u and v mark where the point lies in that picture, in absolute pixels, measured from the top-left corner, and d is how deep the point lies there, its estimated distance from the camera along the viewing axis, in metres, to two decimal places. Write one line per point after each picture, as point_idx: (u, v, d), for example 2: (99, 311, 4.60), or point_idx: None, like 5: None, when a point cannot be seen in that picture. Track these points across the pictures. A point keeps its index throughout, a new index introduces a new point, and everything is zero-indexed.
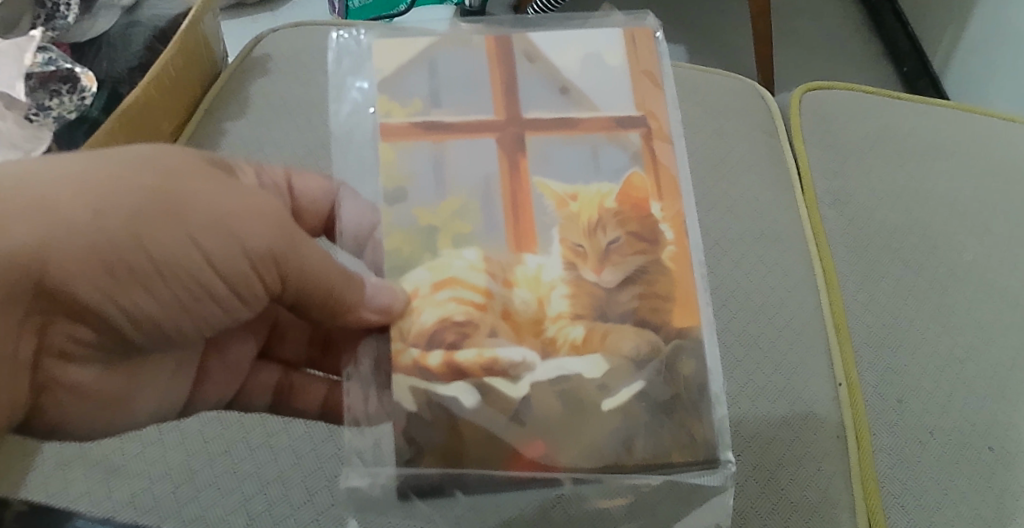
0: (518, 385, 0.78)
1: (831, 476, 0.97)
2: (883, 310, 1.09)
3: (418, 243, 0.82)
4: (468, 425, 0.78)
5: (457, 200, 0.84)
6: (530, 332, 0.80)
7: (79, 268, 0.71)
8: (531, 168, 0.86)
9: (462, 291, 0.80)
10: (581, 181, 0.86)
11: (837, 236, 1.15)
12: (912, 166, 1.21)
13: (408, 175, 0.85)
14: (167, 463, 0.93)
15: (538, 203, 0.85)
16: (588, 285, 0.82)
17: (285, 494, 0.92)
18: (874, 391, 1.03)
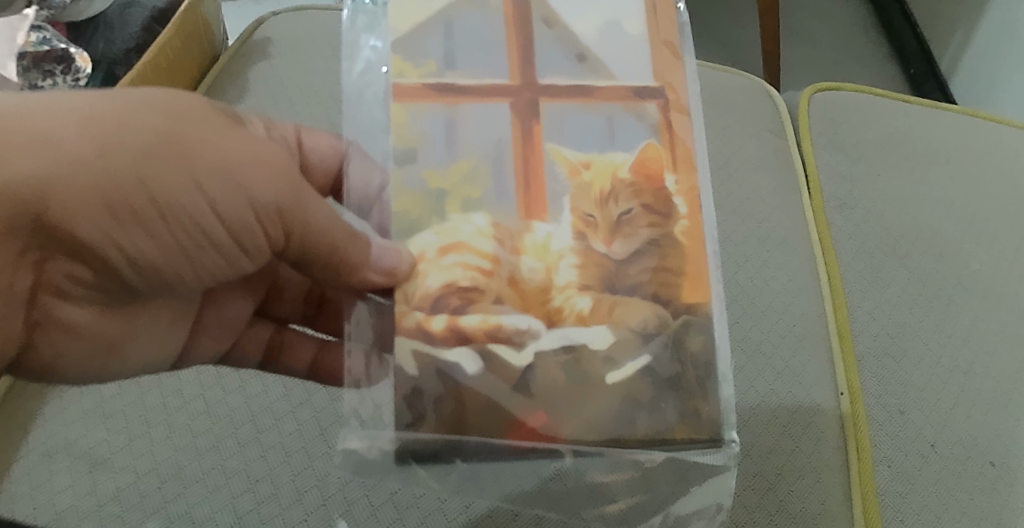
0: (522, 353, 0.78)
1: (830, 487, 0.96)
2: (887, 319, 1.08)
3: (427, 206, 0.81)
4: (471, 391, 0.78)
5: (468, 163, 0.83)
6: (536, 302, 0.79)
7: (80, 204, 0.70)
8: (545, 135, 0.85)
9: (469, 256, 0.79)
10: (595, 151, 0.85)
11: (842, 242, 1.15)
12: (920, 174, 1.20)
13: (420, 136, 0.84)
14: (153, 458, 0.88)
15: (551, 171, 0.83)
16: (597, 256, 0.81)
17: (274, 492, 0.88)
18: (875, 401, 1.02)
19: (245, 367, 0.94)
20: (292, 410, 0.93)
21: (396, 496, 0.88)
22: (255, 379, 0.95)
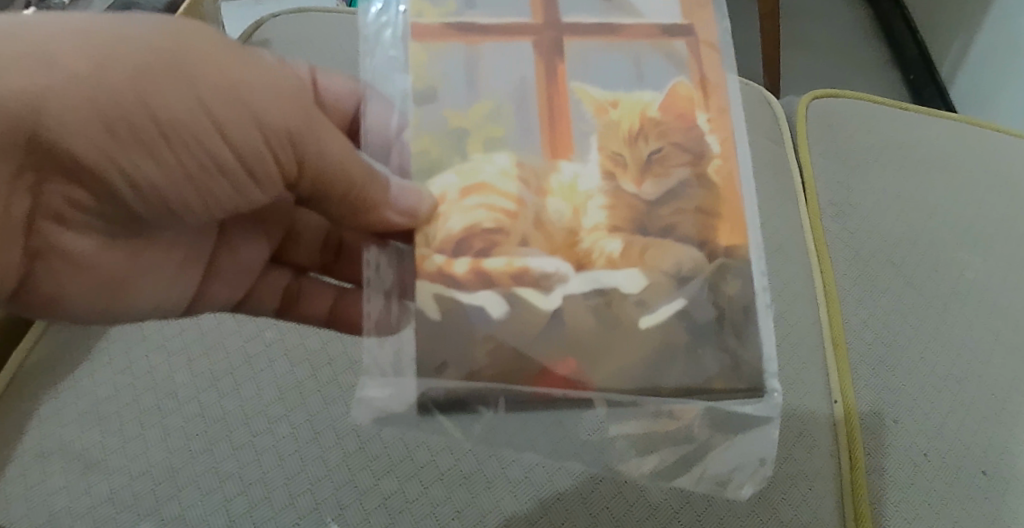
0: (548, 298, 0.82)
1: (822, 494, 0.96)
2: (882, 329, 1.09)
3: (447, 146, 0.86)
4: (496, 332, 0.82)
5: (489, 104, 0.88)
6: (562, 245, 0.83)
7: (79, 122, 0.71)
8: (570, 76, 0.90)
9: (493, 198, 0.83)
10: (623, 91, 0.90)
11: (837, 250, 1.16)
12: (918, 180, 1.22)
13: (439, 76, 0.88)
14: (147, 460, 0.88)
15: (578, 110, 0.89)
16: (627, 197, 0.85)
17: (267, 496, 0.87)
18: (869, 409, 1.02)
19: (262, 314, 0.97)
20: (286, 414, 0.92)
21: (389, 501, 0.88)
22: (250, 381, 0.94)
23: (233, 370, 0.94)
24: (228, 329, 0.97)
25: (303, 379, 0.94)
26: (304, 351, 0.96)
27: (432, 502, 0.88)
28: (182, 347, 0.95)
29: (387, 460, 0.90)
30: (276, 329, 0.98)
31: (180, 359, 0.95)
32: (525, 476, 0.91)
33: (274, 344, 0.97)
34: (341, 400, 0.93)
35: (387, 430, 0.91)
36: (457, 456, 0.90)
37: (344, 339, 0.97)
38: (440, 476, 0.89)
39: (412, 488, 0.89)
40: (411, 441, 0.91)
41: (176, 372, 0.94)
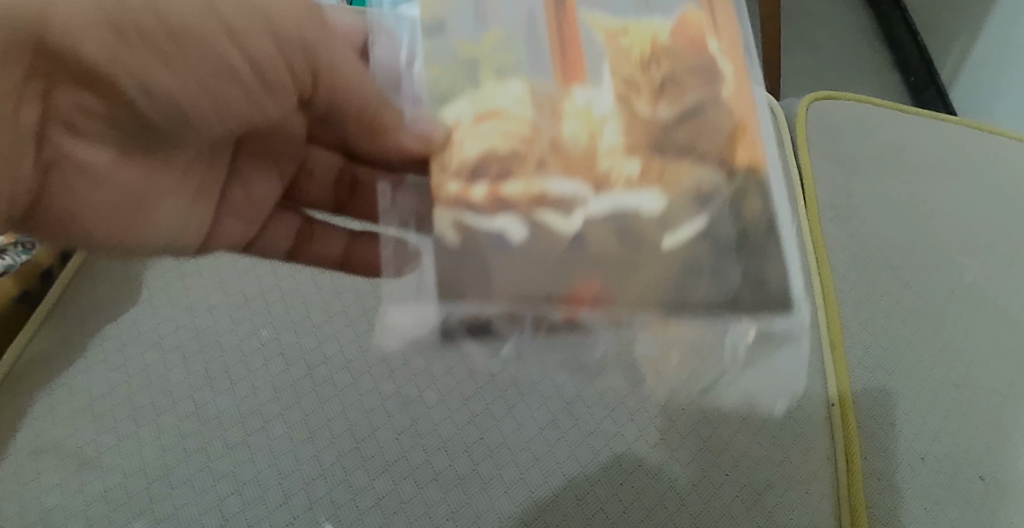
0: (570, 220, 0.85)
1: (819, 498, 0.94)
2: (879, 333, 1.09)
3: (460, 75, 0.87)
4: (519, 250, 0.85)
5: (499, 33, 0.89)
6: (579, 166, 0.86)
7: (87, 27, 0.75)
8: (578, 3, 0.92)
9: (507, 124, 0.86)
10: (631, 18, 0.91)
11: (834, 254, 1.17)
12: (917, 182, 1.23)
13: (446, 8, 0.89)
14: (141, 459, 0.87)
15: (586, 36, 0.90)
16: (643, 117, 0.87)
17: (261, 495, 0.86)
18: (866, 413, 1.02)
19: (273, 254, 1.02)
20: (280, 413, 0.91)
21: (383, 502, 0.87)
22: (244, 380, 0.93)
23: (228, 368, 0.94)
24: (223, 328, 0.97)
25: (298, 378, 0.94)
26: (299, 351, 0.96)
27: (427, 503, 0.87)
28: (177, 346, 0.95)
29: (382, 460, 0.89)
30: (272, 329, 0.97)
31: (175, 358, 0.94)
32: (517, 477, 0.90)
33: (270, 343, 0.96)
34: (335, 400, 0.92)
35: (383, 430, 0.91)
36: (453, 457, 0.90)
37: (339, 339, 0.97)
38: (435, 477, 0.89)
39: (406, 488, 0.88)
40: (408, 441, 0.91)
41: (171, 370, 0.93)
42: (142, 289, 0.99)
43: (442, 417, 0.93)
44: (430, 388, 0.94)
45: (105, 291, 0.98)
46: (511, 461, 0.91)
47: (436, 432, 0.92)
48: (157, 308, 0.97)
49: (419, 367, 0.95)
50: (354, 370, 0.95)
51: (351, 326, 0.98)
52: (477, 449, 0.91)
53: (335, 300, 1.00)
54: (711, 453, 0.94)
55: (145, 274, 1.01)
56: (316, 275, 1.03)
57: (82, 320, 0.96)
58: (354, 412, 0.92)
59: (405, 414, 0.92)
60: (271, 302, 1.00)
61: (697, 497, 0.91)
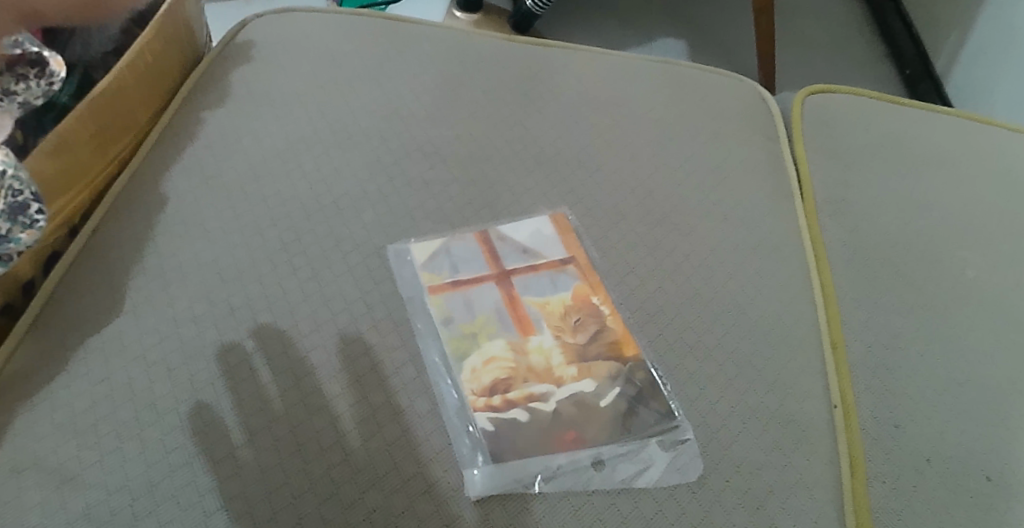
0: (581, 386, 0.96)
1: (823, 503, 0.91)
2: (880, 331, 1.07)
3: (470, 345, 0.99)
4: (556, 397, 0.94)
5: (490, 320, 1.02)
6: (575, 350, 1.00)
7: None
8: (547, 271, 1.10)
9: (505, 362, 0.97)
10: (589, 291, 1.07)
11: (833, 250, 1.16)
12: (914, 177, 1.25)
13: (447, 311, 1.03)
14: (125, 475, 0.82)
15: (555, 274, 1.09)
16: (612, 306, 1.05)
17: (248, 511, 0.82)
18: (870, 414, 0.99)
19: None
20: (268, 425, 0.87)
21: (373, 516, 0.83)
22: (231, 391, 0.89)
23: (214, 379, 0.90)
24: (209, 338, 0.93)
25: (286, 388, 0.90)
26: (287, 360, 0.93)
27: (419, 516, 0.83)
28: (162, 357, 0.91)
29: (373, 473, 0.85)
30: (258, 338, 0.94)
31: (159, 369, 0.90)
32: (516, 489, 0.86)
33: (257, 352, 0.93)
34: (324, 411, 0.89)
35: (373, 442, 0.87)
36: (446, 468, 0.87)
37: (328, 348, 0.95)
38: (427, 489, 0.85)
39: (397, 501, 0.84)
40: (398, 453, 0.87)
41: (155, 382, 0.89)
42: (125, 298, 0.95)
43: (433, 426, 0.90)
44: (421, 397, 0.92)
45: (86, 301, 0.94)
46: (507, 473, 0.87)
47: (428, 442, 0.88)
48: (140, 318, 0.94)
49: (409, 376, 0.94)
50: (342, 380, 0.92)
51: (340, 334, 0.96)
52: (471, 460, 0.87)
53: (322, 309, 0.99)
54: (711, 459, 0.91)
55: (129, 283, 0.97)
56: (303, 283, 1.01)
57: (63, 331, 0.91)
58: (343, 423, 0.88)
59: (395, 424, 0.89)
60: (257, 310, 0.97)
61: (699, 506, 0.87)
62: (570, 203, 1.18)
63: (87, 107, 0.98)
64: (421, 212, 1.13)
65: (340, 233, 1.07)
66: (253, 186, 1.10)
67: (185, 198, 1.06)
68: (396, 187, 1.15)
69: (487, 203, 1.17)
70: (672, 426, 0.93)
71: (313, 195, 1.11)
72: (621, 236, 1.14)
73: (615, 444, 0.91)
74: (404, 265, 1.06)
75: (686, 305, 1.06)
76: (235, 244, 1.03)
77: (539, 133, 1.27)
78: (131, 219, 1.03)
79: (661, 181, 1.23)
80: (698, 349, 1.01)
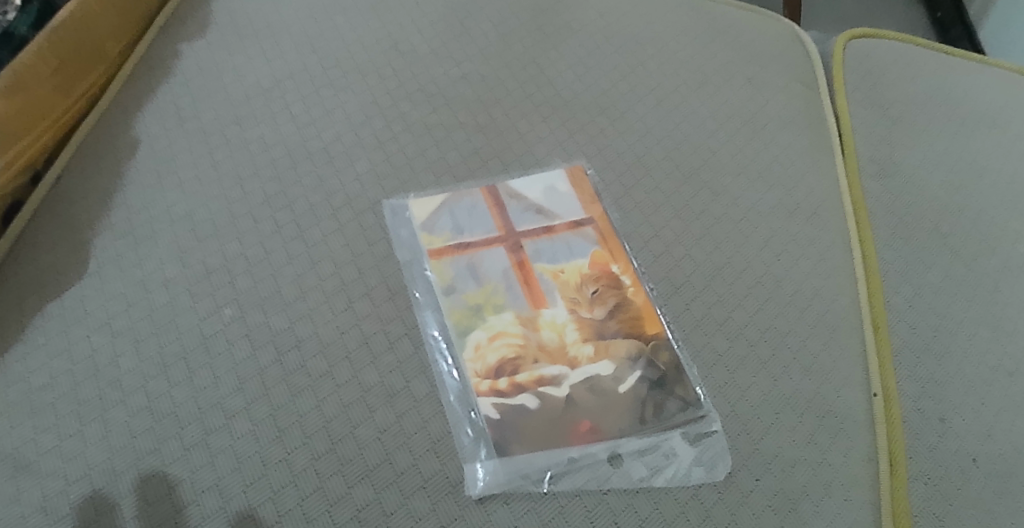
0: (597, 368, 0.86)
1: (860, 506, 0.82)
2: (924, 309, 0.97)
3: (474, 319, 0.89)
4: (569, 382, 0.85)
5: (498, 289, 0.92)
6: (592, 326, 0.90)
7: None
8: (563, 232, 0.99)
9: (513, 339, 0.87)
10: (609, 258, 0.96)
11: (878, 216, 1.05)
12: (964, 138, 1.13)
13: (450, 277, 0.92)
14: (86, 462, 0.74)
15: (572, 236, 0.98)
16: (635, 276, 0.95)
17: (223, 506, 0.73)
18: (912, 406, 0.90)
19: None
20: (246, 408, 0.78)
21: (362, 514, 0.74)
22: (205, 368, 0.80)
23: (186, 353, 0.80)
24: (181, 306, 0.83)
25: (267, 365, 0.81)
26: (268, 332, 0.83)
27: (415, 515, 0.75)
28: (129, 326, 0.81)
29: (363, 465, 0.76)
30: (237, 307, 0.84)
31: (125, 340, 0.81)
32: (524, 487, 0.77)
33: (235, 322, 0.83)
34: (309, 392, 0.80)
35: (363, 428, 0.79)
36: (444, 460, 0.78)
37: (315, 319, 0.85)
38: (423, 484, 0.76)
39: (390, 497, 0.75)
40: (391, 442, 0.78)
41: (121, 356, 0.80)
42: (89, 259, 0.86)
43: (431, 412, 0.81)
44: (418, 377, 0.83)
45: (47, 262, 0.85)
46: (515, 468, 0.78)
47: (425, 430, 0.80)
48: (106, 283, 0.84)
49: (405, 353, 0.85)
50: (330, 356, 0.83)
51: (328, 303, 0.87)
52: (473, 453, 0.79)
53: (309, 273, 0.89)
54: (739, 455, 0.82)
55: (93, 240, 0.88)
56: (289, 243, 0.91)
57: (20, 295, 0.83)
58: (331, 406, 0.80)
59: (388, 409, 0.80)
60: (236, 274, 0.87)
61: (723, 509, 0.79)
62: (589, 154, 1.07)
63: (37, 49, 0.89)
64: (423, 162, 1.02)
65: (331, 186, 0.97)
66: (234, 129, 1.00)
67: (159, 142, 0.97)
68: (394, 132, 1.04)
69: (496, 152, 1.05)
70: (697, 417, 0.84)
71: (301, 140, 1.01)
72: (645, 194, 1.03)
73: (635, 436, 0.82)
74: (401, 225, 0.96)
75: (714, 275, 0.96)
76: (213, 197, 0.93)
77: (555, 74, 1.16)
78: (96, 169, 0.94)
79: (689, 134, 1.12)
80: (728, 327, 0.92)
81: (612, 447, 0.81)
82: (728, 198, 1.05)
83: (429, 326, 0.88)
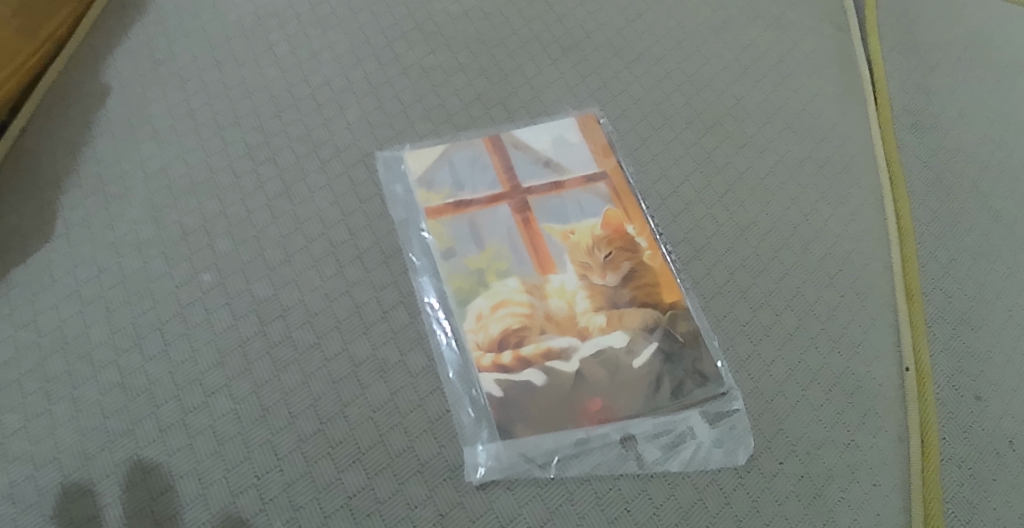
0: (610, 340, 0.79)
1: (888, 492, 0.76)
2: (963, 276, 0.89)
3: (475, 285, 0.82)
4: (579, 356, 0.78)
5: (502, 251, 0.84)
6: (605, 293, 0.82)
7: None
8: (574, 187, 0.90)
9: (519, 309, 0.80)
10: (624, 217, 0.88)
11: (914, 171, 0.97)
12: (1006, 90, 1.05)
13: (450, 238, 0.85)
14: (55, 445, 0.71)
15: (585, 192, 0.90)
16: (652, 238, 0.87)
17: (203, 493, 0.70)
18: (946, 382, 0.83)
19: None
20: (227, 385, 0.75)
21: (353, 502, 0.70)
22: (181, 340, 0.77)
23: (162, 325, 0.78)
24: (156, 272, 0.81)
25: (249, 337, 0.77)
26: (250, 301, 0.79)
27: (409, 503, 0.70)
28: (98, 295, 0.79)
29: (354, 448, 0.72)
30: (215, 272, 0.81)
31: (96, 311, 0.78)
32: (529, 472, 0.72)
33: (214, 290, 0.80)
34: (295, 367, 0.76)
35: (354, 408, 0.74)
36: (442, 442, 0.73)
37: (301, 286, 0.81)
38: (419, 469, 0.72)
39: (383, 483, 0.71)
40: (384, 421, 0.74)
41: (91, 326, 0.77)
42: (56, 220, 0.84)
43: (428, 388, 0.76)
44: (413, 349, 0.78)
45: (13, 224, 0.83)
46: (520, 451, 0.73)
47: (421, 408, 0.75)
48: (74, 246, 0.82)
49: (399, 323, 0.79)
50: (318, 326, 0.78)
51: (316, 267, 0.82)
52: (474, 434, 0.74)
53: (295, 234, 0.84)
54: (763, 436, 0.77)
55: (60, 199, 0.85)
56: (272, 200, 0.86)
57: None
58: (319, 383, 0.75)
59: (381, 385, 0.76)
60: (215, 236, 0.84)
61: (744, 495, 0.73)
62: (602, 100, 0.98)
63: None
64: (420, 109, 0.95)
65: (319, 136, 0.92)
66: (212, 72, 0.96)
67: (131, 89, 0.94)
68: (389, 76, 0.97)
69: (500, 98, 0.97)
70: (718, 394, 0.78)
71: (286, 85, 0.96)
72: (663, 146, 0.95)
73: (651, 416, 0.76)
74: (396, 181, 0.89)
75: (737, 238, 0.89)
76: (189, 148, 0.90)
77: (565, 10, 1.06)
78: (66, 120, 0.91)
79: (711, 78, 1.03)
80: (752, 295, 0.85)
81: (625, 428, 0.75)
82: (753, 149, 0.97)
83: (426, 294, 0.81)
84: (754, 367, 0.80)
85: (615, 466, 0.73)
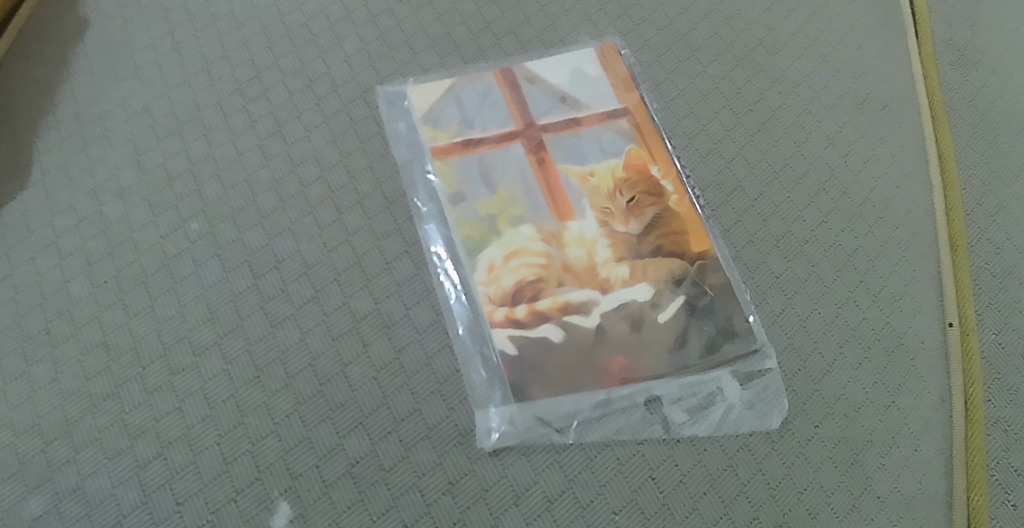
0: (633, 292, 0.73)
1: (931, 458, 0.70)
2: (1013, 225, 0.82)
3: (486, 233, 0.75)
4: (599, 311, 0.72)
5: (515, 195, 0.77)
6: (628, 242, 0.76)
7: None
8: (593, 126, 0.82)
9: (533, 260, 0.74)
10: (648, 159, 0.81)
11: (958, 110, 0.89)
12: None
13: (458, 181, 0.78)
14: (34, 411, 0.66)
15: (605, 132, 0.82)
16: (679, 181, 0.80)
17: (193, 461, 0.65)
18: (993, 339, 0.75)
19: None
20: (218, 342, 0.69)
21: (357, 469, 0.65)
22: (168, 295, 0.71)
23: (147, 278, 0.72)
24: (139, 221, 0.74)
25: (240, 292, 0.71)
26: (242, 252, 0.73)
27: (417, 471, 0.65)
28: (79, 246, 0.73)
29: (356, 411, 0.67)
30: (203, 220, 0.75)
31: (76, 265, 0.72)
32: (546, 437, 0.67)
33: (203, 240, 0.74)
34: (291, 323, 0.70)
35: (356, 367, 0.69)
36: (451, 405, 0.68)
37: (296, 235, 0.74)
38: (427, 434, 0.67)
39: (387, 450, 0.66)
40: (389, 382, 0.68)
41: (70, 281, 0.71)
42: (32, 165, 0.77)
43: (436, 345, 0.70)
44: (419, 303, 0.72)
45: None
46: (536, 415, 0.68)
47: (429, 368, 0.69)
48: (51, 194, 0.75)
49: (404, 274, 0.73)
50: (315, 278, 0.72)
51: (313, 215, 0.75)
52: (486, 396, 0.68)
53: (289, 178, 0.77)
54: (798, 397, 0.71)
55: (36, 142, 0.78)
56: (265, 140, 0.79)
57: None
58: (317, 340, 0.70)
59: (385, 342, 0.70)
60: (203, 181, 0.77)
61: (777, 463, 0.68)
62: (622, 29, 0.90)
63: None
64: (424, 39, 0.87)
65: (314, 70, 0.84)
66: (198, 2, 0.88)
67: (110, 22, 0.86)
68: (389, 4, 0.89)
69: (511, 27, 0.89)
70: (750, 352, 0.72)
71: (277, 14, 0.87)
72: (689, 81, 0.87)
73: (676, 377, 0.70)
74: (398, 117, 0.81)
75: (770, 182, 0.82)
76: (175, 85, 0.82)
77: None
78: (40, 56, 0.83)
79: (740, 7, 0.94)
80: (786, 244, 0.78)
81: (649, 389, 0.69)
82: (786, 85, 0.89)
83: (432, 242, 0.75)
84: (789, 321, 0.74)
85: (637, 431, 0.68)
